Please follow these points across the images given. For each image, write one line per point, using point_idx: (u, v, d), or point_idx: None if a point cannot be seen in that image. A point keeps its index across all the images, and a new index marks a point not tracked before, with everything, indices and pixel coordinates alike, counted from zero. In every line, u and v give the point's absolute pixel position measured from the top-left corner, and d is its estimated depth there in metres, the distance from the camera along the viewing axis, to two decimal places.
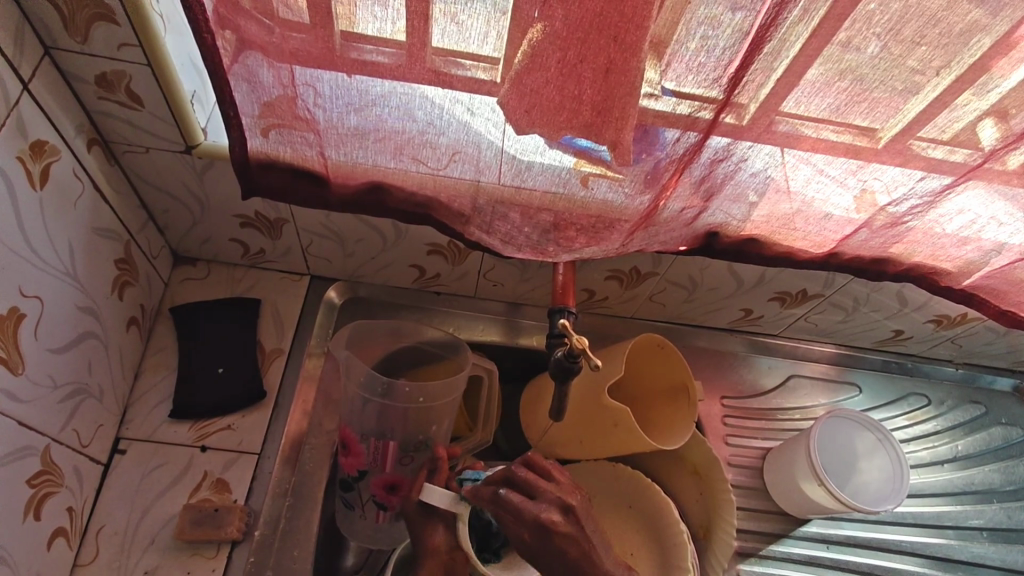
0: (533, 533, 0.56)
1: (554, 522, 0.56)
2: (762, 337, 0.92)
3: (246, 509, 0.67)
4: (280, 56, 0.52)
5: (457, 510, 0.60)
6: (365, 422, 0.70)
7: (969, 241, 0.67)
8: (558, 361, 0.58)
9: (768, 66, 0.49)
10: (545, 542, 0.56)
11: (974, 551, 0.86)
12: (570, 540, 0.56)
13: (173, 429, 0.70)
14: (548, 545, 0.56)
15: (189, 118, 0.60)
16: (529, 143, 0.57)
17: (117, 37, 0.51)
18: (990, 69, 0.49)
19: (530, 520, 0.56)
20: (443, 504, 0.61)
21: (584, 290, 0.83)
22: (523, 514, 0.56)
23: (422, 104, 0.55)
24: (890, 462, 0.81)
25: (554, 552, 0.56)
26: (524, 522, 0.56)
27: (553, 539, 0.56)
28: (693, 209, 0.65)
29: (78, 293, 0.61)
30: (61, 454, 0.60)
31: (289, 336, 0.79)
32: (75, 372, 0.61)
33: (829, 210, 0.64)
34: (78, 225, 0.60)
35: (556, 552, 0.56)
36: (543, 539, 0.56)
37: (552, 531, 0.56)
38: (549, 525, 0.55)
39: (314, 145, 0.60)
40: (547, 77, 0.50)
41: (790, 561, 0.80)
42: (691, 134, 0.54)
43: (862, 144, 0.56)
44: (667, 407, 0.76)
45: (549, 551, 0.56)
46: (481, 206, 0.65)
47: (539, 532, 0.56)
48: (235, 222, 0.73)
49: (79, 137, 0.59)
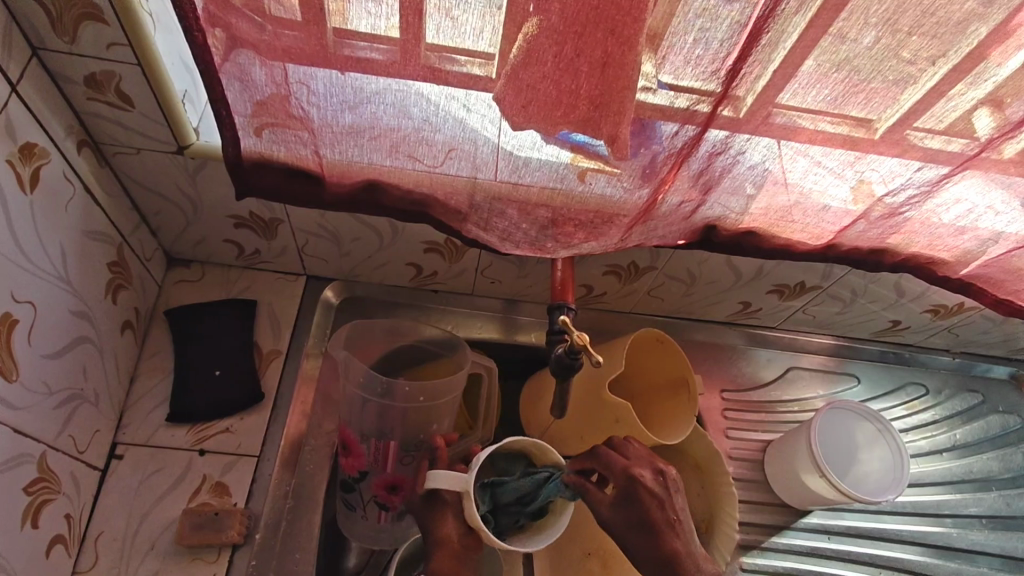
0: (620, 490, 0.60)
1: (640, 478, 0.61)
2: (760, 330, 0.92)
3: (246, 512, 0.67)
4: (272, 54, 0.51)
5: (467, 489, 0.60)
6: (364, 422, 0.70)
7: (966, 230, 0.67)
8: (559, 358, 0.58)
9: (765, 57, 0.48)
10: (630, 499, 0.60)
11: (973, 538, 0.86)
12: (653, 501, 0.60)
13: (171, 433, 0.70)
14: (632, 500, 0.60)
15: (181, 118, 0.59)
16: (526, 139, 0.57)
17: (106, 37, 0.51)
18: (987, 56, 0.48)
19: (618, 475, 0.61)
20: (449, 486, 0.60)
21: (582, 286, 0.82)
22: (614, 468, 0.61)
23: (418, 101, 0.54)
24: (891, 452, 0.81)
25: (637, 509, 0.60)
26: (614, 476, 0.61)
27: (638, 501, 0.60)
28: (691, 204, 0.65)
29: (71, 297, 0.60)
30: (57, 462, 0.59)
31: (286, 337, 0.78)
32: (70, 378, 0.60)
33: (827, 202, 0.64)
34: (69, 228, 0.59)
35: (639, 511, 0.60)
36: (629, 496, 0.60)
37: (639, 491, 0.60)
38: (637, 482, 0.60)
39: (308, 144, 0.60)
40: (544, 71, 0.49)
41: (790, 553, 0.80)
42: (689, 127, 0.54)
43: (859, 136, 0.56)
44: (667, 401, 0.75)
45: (631, 511, 0.60)
46: (478, 203, 0.65)
47: (627, 490, 0.60)
48: (229, 223, 0.73)
49: (69, 140, 0.58)
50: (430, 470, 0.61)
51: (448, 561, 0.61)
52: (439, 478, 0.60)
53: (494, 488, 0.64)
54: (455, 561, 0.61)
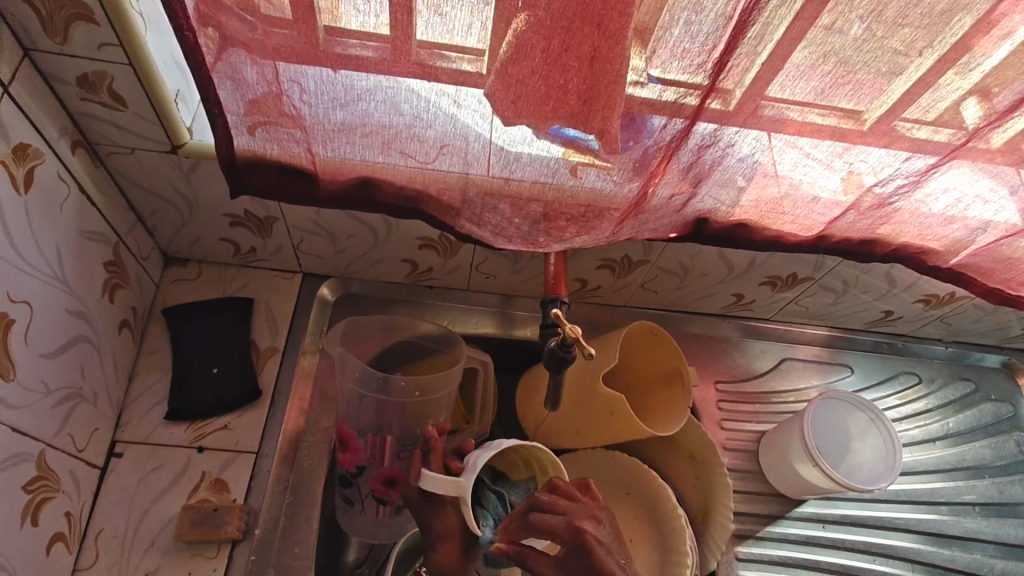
0: (568, 546, 0.54)
1: (584, 529, 0.54)
2: (754, 322, 0.93)
3: (245, 508, 0.67)
4: (263, 52, 0.52)
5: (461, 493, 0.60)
6: (361, 418, 0.70)
7: (955, 220, 0.68)
8: (552, 351, 0.58)
9: (752, 50, 0.49)
10: (580, 553, 0.53)
11: (967, 526, 0.86)
12: (603, 549, 0.53)
13: (169, 431, 0.70)
14: (582, 556, 0.53)
15: (174, 117, 0.59)
16: (516, 134, 0.57)
17: (98, 37, 0.51)
18: (971, 47, 0.49)
19: (563, 532, 0.55)
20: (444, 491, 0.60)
21: (576, 280, 0.83)
22: (555, 529, 0.55)
23: (408, 97, 0.55)
24: (883, 443, 0.82)
25: (587, 564, 0.53)
26: (559, 535, 0.55)
27: (588, 550, 0.53)
28: (682, 196, 0.65)
29: (67, 297, 0.61)
30: (56, 460, 0.60)
31: (283, 335, 0.79)
32: (68, 378, 0.61)
33: (817, 193, 0.65)
34: (65, 228, 0.60)
35: (591, 566, 0.53)
36: (579, 550, 0.54)
37: (587, 541, 0.53)
38: (582, 535, 0.54)
39: (301, 142, 0.60)
40: (532, 66, 0.50)
41: (785, 542, 0.81)
42: (677, 120, 0.55)
43: (847, 127, 0.56)
44: (660, 393, 0.76)
45: (583, 568, 0.53)
46: (470, 199, 0.65)
47: (574, 545, 0.54)
48: (224, 222, 0.73)
49: (63, 140, 0.59)
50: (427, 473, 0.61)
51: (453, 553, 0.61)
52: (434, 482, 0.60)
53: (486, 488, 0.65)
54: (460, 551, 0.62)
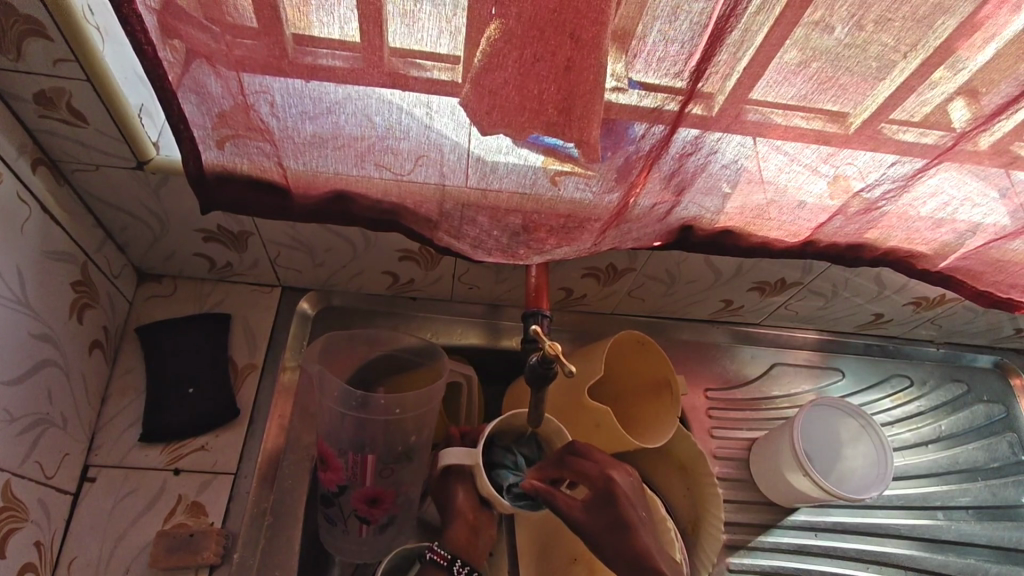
0: (595, 491, 0.59)
1: (616, 478, 0.59)
2: (744, 327, 0.91)
3: (223, 531, 0.66)
4: (227, 64, 0.50)
5: (476, 462, 0.65)
6: (341, 437, 0.67)
7: (944, 223, 0.66)
8: (533, 367, 0.57)
9: (732, 56, 0.47)
10: (607, 499, 0.59)
11: (961, 530, 0.85)
12: (629, 501, 0.59)
13: (144, 453, 0.68)
14: (609, 502, 0.59)
15: (138, 133, 0.57)
16: (493, 143, 0.56)
17: (53, 53, 0.49)
18: (957, 49, 0.47)
19: (596, 478, 0.60)
20: (459, 460, 0.65)
21: (561, 289, 0.81)
22: (590, 474, 0.60)
23: (380, 108, 0.53)
24: (875, 449, 0.80)
25: (612, 510, 0.58)
26: (590, 480, 0.60)
27: (615, 499, 0.59)
28: (665, 205, 0.63)
29: (31, 320, 0.58)
30: (23, 488, 0.58)
31: (262, 350, 0.77)
32: (35, 403, 0.59)
33: (803, 198, 0.63)
34: (27, 249, 0.58)
35: (615, 512, 0.58)
36: (606, 497, 0.59)
37: (616, 490, 0.59)
38: (613, 483, 0.59)
39: (271, 155, 0.58)
40: (505, 76, 0.48)
41: (779, 551, 0.79)
42: (658, 127, 0.53)
43: (832, 131, 0.55)
44: (647, 403, 0.75)
45: (607, 513, 0.58)
46: (448, 211, 0.63)
47: (604, 492, 0.59)
48: (198, 236, 0.71)
49: (23, 159, 0.56)
50: (447, 449, 0.67)
51: (465, 531, 0.69)
52: (454, 453, 0.66)
53: (501, 453, 0.68)
54: (470, 529, 0.69)
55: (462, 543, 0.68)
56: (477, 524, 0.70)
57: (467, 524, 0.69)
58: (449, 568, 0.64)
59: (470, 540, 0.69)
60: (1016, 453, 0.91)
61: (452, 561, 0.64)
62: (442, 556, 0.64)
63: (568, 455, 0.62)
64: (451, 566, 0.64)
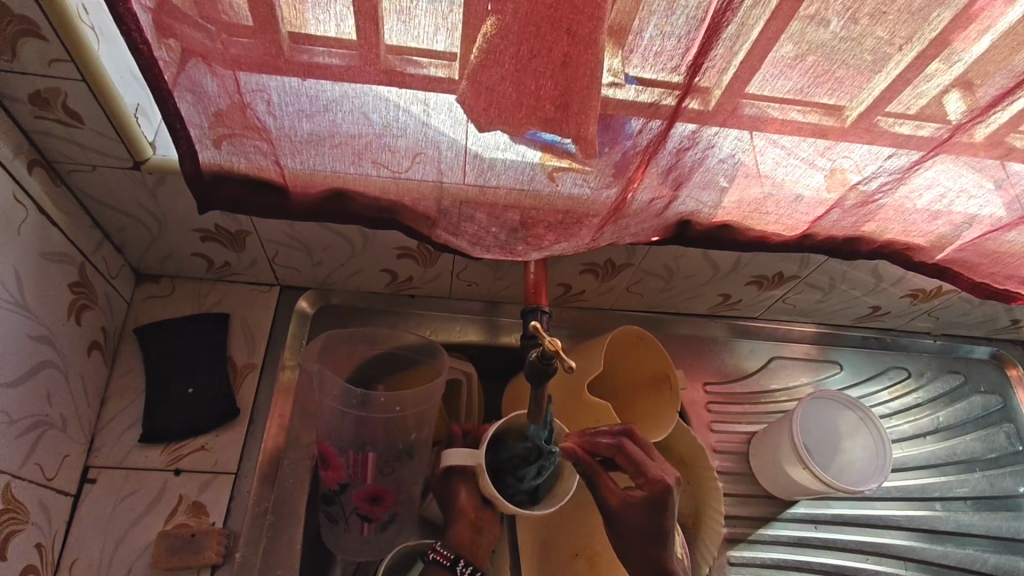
0: (646, 495, 0.60)
1: (670, 489, 0.59)
2: (742, 321, 0.92)
3: (224, 531, 0.66)
4: (223, 63, 0.50)
5: (477, 464, 0.63)
6: (341, 435, 0.67)
7: (940, 215, 0.67)
8: (533, 364, 0.56)
9: (729, 50, 0.47)
10: (654, 504, 0.59)
11: (960, 521, 0.86)
12: (673, 515, 0.59)
13: (144, 454, 0.68)
14: (654, 509, 0.59)
15: (134, 132, 0.57)
16: (490, 140, 0.56)
17: (48, 54, 0.49)
18: (952, 42, 0.48)
19: (652, 482, 0.60)
20: (463, 462, 0.63)
21: (560, 285, 0.81)
22: (648, 475, 0.60)
23: (377, 106, 0.53)
24: (873, 441, 0.81)
25: (658, 519, 0.59)
26: (646, 481, 0.60)
27: (661, 509, 0.59)
28: (662, 200, 0.64)
29: (29, 321, 0.58)
30: (24, 490, 0.58)
31: (262, 350, 0.77)
32: (34, 405, 0.59)
33: (800, 192, 0.63)
34: (23, 250, 0.57)
35: (657, 521, 0.59)
36: (653, 502, 0.59)
37: (665, 501, 0.59)
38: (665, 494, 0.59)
39: (268, 153, 0.58)
40: (502, 73, 0.48)
41: (779, 544, 0.80)
42: (655, 122, 0.53)
43: (829, 124, 0.55)
44: (648, 398, 0.75)
45: (648, 517, 0.59)
46: (446, 208, 0.63)
47: (654, 498, 0.59)
48: (196, 236, 0.71)
49: (19, 159, 0.56)
50: (446, 450, 0.65)
51: (467, 530, 0.68)
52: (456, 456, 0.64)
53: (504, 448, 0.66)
54: (473, 528, 0.69)
55: (465, 542, 0.68)
56: (479, 522, 0.69)
57: (470, 523, 0.69)
58: (451, 569, 0.64)
59: (472, 539, 0.68)
60: (1013, 443, 0.92)
61: (454, 562, 0.65)
62: (444, 556, 0.65)
63: (625, 441, 0.63)
64: (453, 567, 0.64)
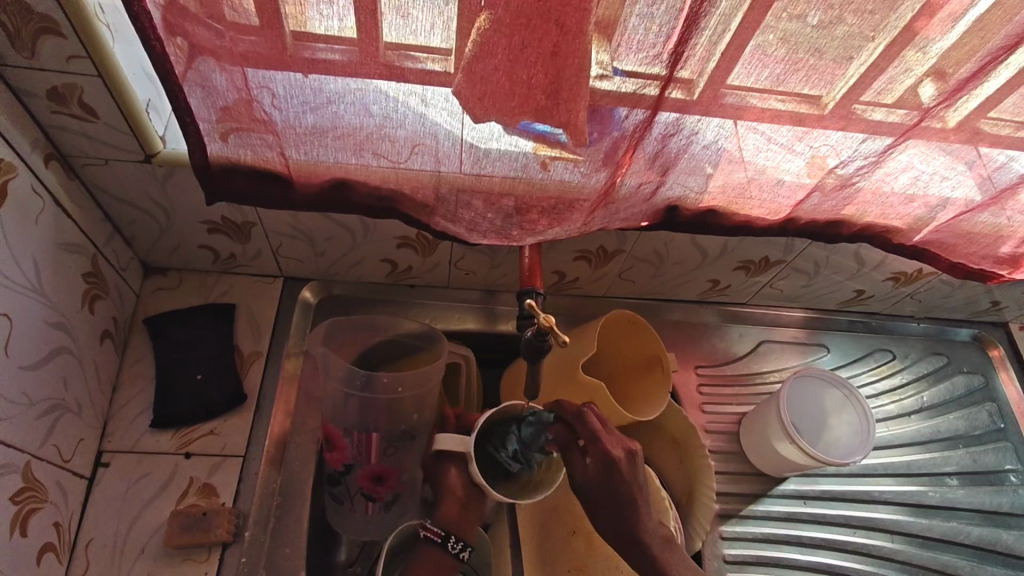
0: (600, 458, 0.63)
1: (614, 449, 0.63)
2: (732, 307, 0.95)
3: (234, 511, 0.68)
4: (230, 59, 0.52)
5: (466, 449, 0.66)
6: (346, 417, 0.70)
7: (916, 198, 0.70)
8: (529, 341, 0.59)
9: (708, 41, 0.50)
10: (608, 469, 0.62)
11: (945, 495, 0.88)
12: (628, 477, 0.63)
13: (155, 439, 0.71)
14: (609, 470, 0.62)
15: (146, 126, 0.60)
16: (486, 130, 0.59)
17: (65, 50, 0.52)
18: (918, 31, 0.51)
19: (598, 448, 0.63)
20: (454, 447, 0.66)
21: (554, 273, 0.84)
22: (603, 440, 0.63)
23: (377, 98, 0.56)
24: (857, 416, 0.84)
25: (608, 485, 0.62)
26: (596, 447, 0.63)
27: (613, 471, 0.62)
28: (650, 184, 0.67)
29: (47, 309, 0.61)
30: (42, 471, 0.60)
31: (267, 338, 0.80)
32: (51, 389, 0.61)
33: (781, 176, 0.66)
34: (41, 240, 0.60)
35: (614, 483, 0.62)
36: (608, 465, 0.62)
37: (615, 461, 0.62)
38: (613, 458, 0.63)
39: (273, 146, 0.61)
40: (495, 63, 0.51)
41: (768, 519, 0.83)
42: (638, 111, 0.56)
43: (807, 111, 0.58)
44: (643, 381, 0.78)
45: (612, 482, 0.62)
46: (444, 196, 0.66)
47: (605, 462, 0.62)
48: (203, 228, 0.74)
49: (36, 153, 0.59)
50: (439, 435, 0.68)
51: (454, 507, 0.70)
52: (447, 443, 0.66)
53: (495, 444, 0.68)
54: (461, 505, 0.70)
55: (454, 519, 0.69)
56: (468, 501, 0.70)
57: (458, 500, 0.70)
58: (444, 545, 0.66)
59: (460, 516, 0.70)
60: (996, 421, 0.95)
61: (446, 538, 0.66)
62: (435, 532, 0.66)
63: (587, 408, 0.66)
64: (445, 543, 0.66)
